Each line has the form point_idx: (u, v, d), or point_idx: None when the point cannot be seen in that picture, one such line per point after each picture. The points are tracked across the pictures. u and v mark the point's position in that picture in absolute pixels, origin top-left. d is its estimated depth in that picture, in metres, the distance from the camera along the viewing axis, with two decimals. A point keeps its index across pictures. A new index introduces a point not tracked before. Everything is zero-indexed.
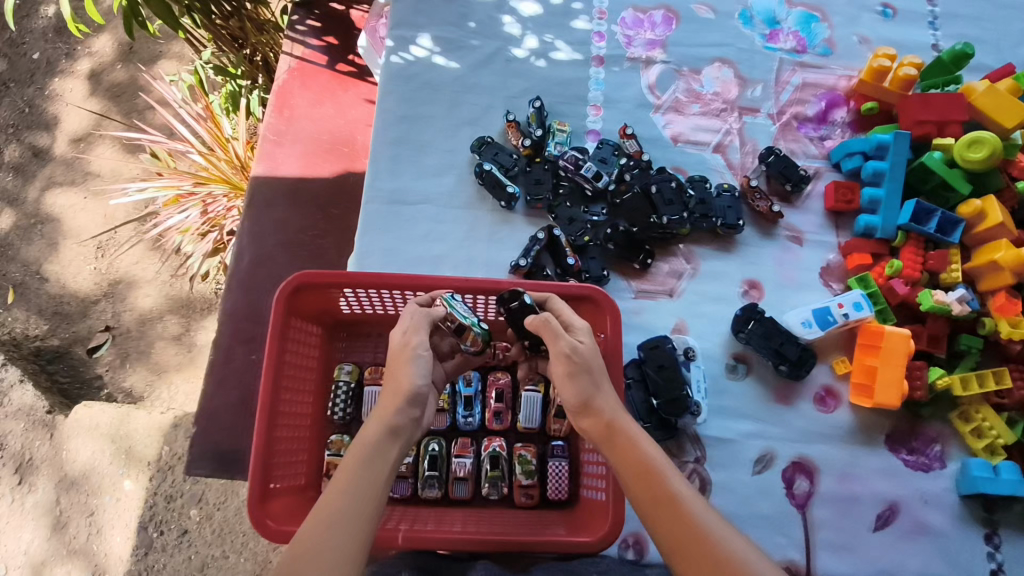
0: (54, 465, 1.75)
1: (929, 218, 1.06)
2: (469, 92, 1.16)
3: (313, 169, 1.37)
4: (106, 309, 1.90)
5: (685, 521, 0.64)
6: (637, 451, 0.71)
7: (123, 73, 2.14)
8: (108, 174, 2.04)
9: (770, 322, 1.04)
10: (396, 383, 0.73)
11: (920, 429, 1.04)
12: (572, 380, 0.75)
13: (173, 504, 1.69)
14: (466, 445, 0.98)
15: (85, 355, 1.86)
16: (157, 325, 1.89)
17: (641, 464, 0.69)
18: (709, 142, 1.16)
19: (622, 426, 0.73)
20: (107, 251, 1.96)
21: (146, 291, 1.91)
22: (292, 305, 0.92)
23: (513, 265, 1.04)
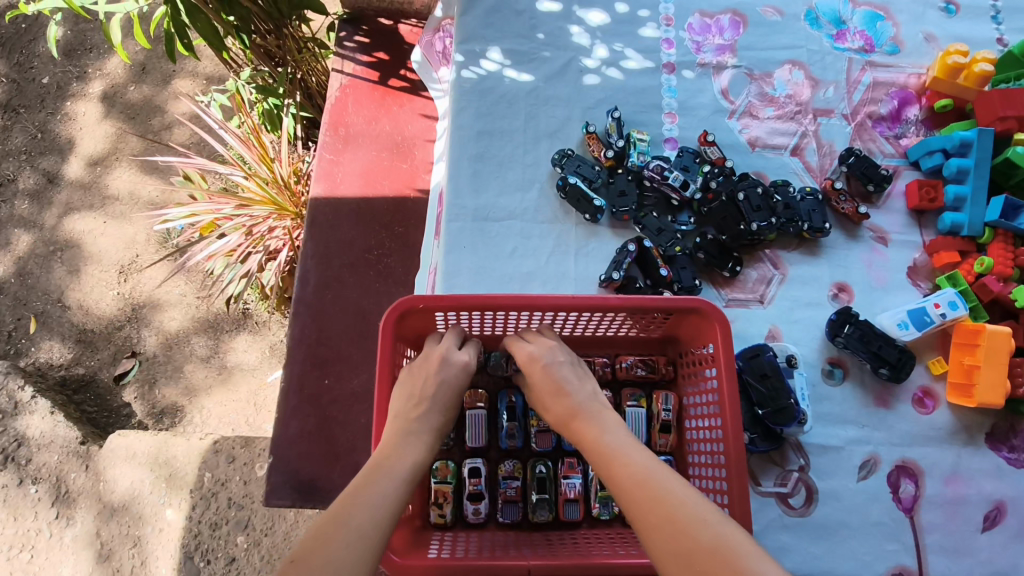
0: (93, 497, 1.70)
1: (1018, 214, 1.05)
2: (545, 104, 1.17)
3: (373, 187, 1.39)
4: (130, 334, 1.88)
5: (640, 484, 0.68)
6: (606, 444, 0.74)
7: (138, 93, 2.10)
8: (127, 197, 2.00)
9: (865, 325, 1.03)
10: (415, 419, 0.80)
11: (1020, 426, 1.03)
12: (550, 397, 0.83)
13: (218, 532, 1.64)
14: (573, 464, 0.94)
15: (110, 383, 1.85)
16: (184, 348, 1.86)
17: (600, 447, 0.74)
18: (786, 145, 1.16)
19: (584, 416, 0.79)
20: (129, 275, 1.92)
21: (172, 313, 1.89)
22: (397, 330, 0.91)
23: (605, 278, 1.03)
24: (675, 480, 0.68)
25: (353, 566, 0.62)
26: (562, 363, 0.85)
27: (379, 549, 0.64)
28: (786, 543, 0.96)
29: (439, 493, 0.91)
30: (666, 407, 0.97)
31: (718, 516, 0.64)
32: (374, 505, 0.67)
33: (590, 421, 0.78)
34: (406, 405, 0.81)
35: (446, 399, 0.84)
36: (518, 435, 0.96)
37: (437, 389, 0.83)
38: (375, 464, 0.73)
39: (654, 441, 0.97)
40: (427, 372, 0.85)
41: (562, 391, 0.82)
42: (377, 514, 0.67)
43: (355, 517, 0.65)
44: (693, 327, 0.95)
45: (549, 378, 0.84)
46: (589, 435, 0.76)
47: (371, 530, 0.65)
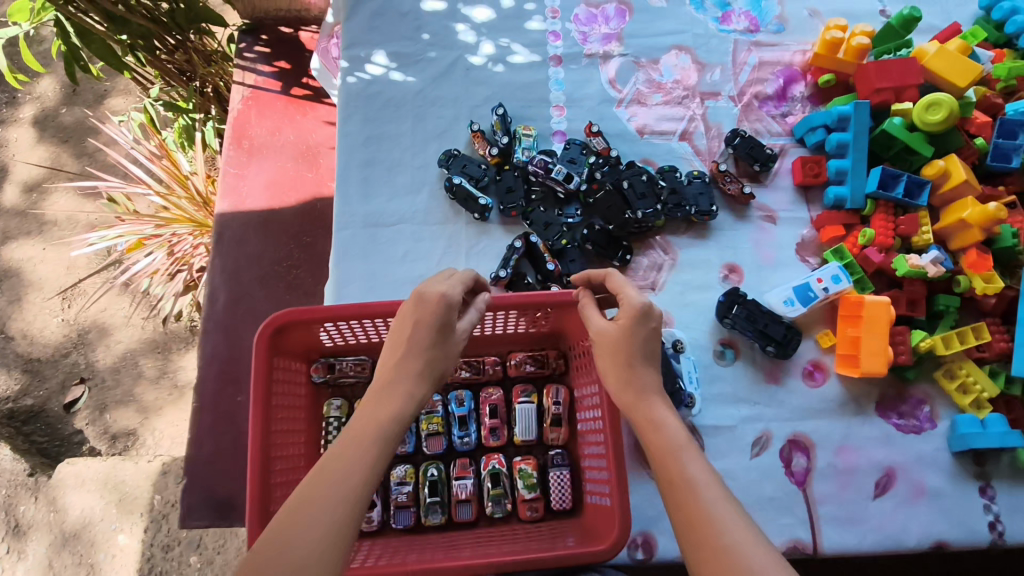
0: (46, 527, 1.69)
1: (896, 183, 1.07)
2: (432, 105, 1.16)
3: (280, 199, 1.37)
4: (77, 361, 1.82)
5: (690, 496, 0.61)
6: (665, 431, 0.68)
7: (69, 115, 2.06)
8: (64, 222, 1.96)
9: (753, 304, 1.04)
10: (401, 367, 0.71)
11: (908, 392, 1.06)
12: (621, 359, 0.75)
13: (171, 553, 1.65)
14: (466, 465, 0.96)
15: (60, 411, 1.79)
16: (133, 370, 1.81)
17: (662, 441, 0.67)
18: (674, 130, 1.16)
19: (652, 406, 0.71)
20: (73, 301, 1.87)
21: (119, 337, 1.83)
22: (277, 345, 0.90)
23: (493, 277, 1.03)
24: (727, 501, 0.60)
25: (318, 538, 0.55)
26: (645, 327, 0.75)
27: (347, 521, 0.57)
28: None
29: None
30: (556, 400, 0.98)
31: (768, 550, 0.56)
32: (352, 477, 0.60)
33: (657, 410, 0.71)
34: (400, 363, 0.72)
35: (429, 338, 0.73)
36: (410, 440, 0.97)
37: (415, 329, 0.73)
38: (356, 427, 0.65)
39: (546, 435, 0.98)
40: (421, 317, 0.74)
41: (637, 360, 0.74)
42: (350, 486, 0.59)
43: (335, 483, 0.59)
44: (575, 321, 0.95)
45: (639, 339, 0.75)
46: (655, 426, 0.69)
47: (340, 506, 0.57)
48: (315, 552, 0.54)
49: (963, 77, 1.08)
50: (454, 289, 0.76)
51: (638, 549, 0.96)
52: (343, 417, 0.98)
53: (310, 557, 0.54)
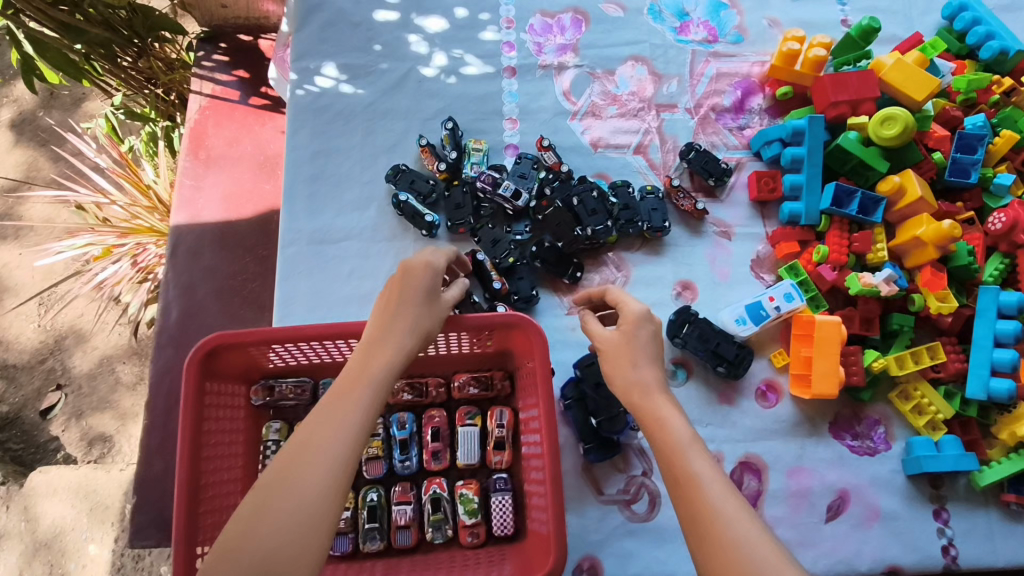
0: (17, 536, 1.66)
1: (850, 200, 1.05)
2: (382, 119, 1.13)
3: (236, 211, 1.34)
4: (53, 368, 1.80)
5: (698, 495, 0.62)
6: (670, 428, 0.68)
7: (47, 119, 2.02)
8: (41, 228, 1.92)
9: (704, 323, 1.02)
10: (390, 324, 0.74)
11: (864, 413, 1.04)
12: (627, 361, 0.76)
13: (142, 563, 1.63)
14: (406, 490, 0.94)
15: (35, 419, 1.76)
16: (108, 377, 1.79)
17: (668, 439, 0.67)
18: (629, 144, 1.14)
19: (659, 403, 0.71)
20: (49, 306, 1.84)
21: (96, 343, 1.81)
22: (210, 368, 0.88)
23: None
24: (732, 496, 0.62)
25: (311, 488, 0.59)
26: (647, 334, 0.78)
27: (337, 472, 0.60)
28: (630, 549, 0.96)
29: None
30: (499, 423, 0.96)
31: (773, 546, 0.58)
32: (348, 424, 0.63)
33: (663, 404, 0.71)
34: (390, 321, 0.74)
35: (417, 300, 0.76)
36: None
37: (405, 293, 0.76)
38: (348, 378, 0.68)
39: (488, 458, 0.96)
40: (409, 281, 0.77)
41: (643, 361, 0.76)
42: (346, 431, 0.63)
43: (328, 435, 0.62)
44: (518, 343, 0.94)
45: (645, 343, 0.77)
46: (660, 421, 0.69)
47: (338, 450, 0.61)
48: (315, 496, 0.58)
49: (920, 91, 1.05)
50: (437, 259, 0.80)
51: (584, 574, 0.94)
52: (282, 440, 0.97)
53: (311, 500, 0.58)
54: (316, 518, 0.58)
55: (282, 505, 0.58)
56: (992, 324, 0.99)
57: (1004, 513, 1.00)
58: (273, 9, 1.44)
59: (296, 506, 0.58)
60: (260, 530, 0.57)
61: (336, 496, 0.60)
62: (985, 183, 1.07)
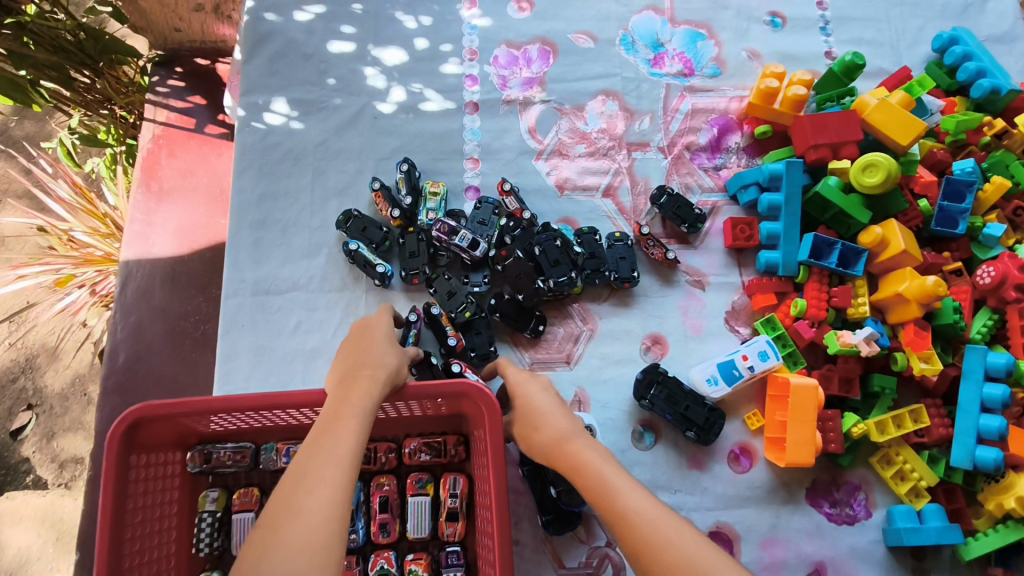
0: None
1: (831, 250, 0.98)
2: (334, 159, 1.07)
3: (188, 247, 1.28)
4: (25, 387, 1.69)
5: (632, 526, 0.63)
6: (592, 471, 0.70)
7: (20, 130, 1.86)
8: (13, 242, 1.79)
9: (673, 383, 0.96)
10: (365, 359, 0.75)
11: (842, 478, 0.98)
12: (532, 428, 0.79)
13: None
14: (352, 565, 0.88)
15: (5, 439, 1.65)
16: (81, 399, 1.69)
17: (593, 481, 0.69)
18: (597, 186, 1.08)
19: (576, 450, 0.73)
20: (20, 324, 1.73)
21: (67, 364, 1.70)
22: (135, 440, 0.82)
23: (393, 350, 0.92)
24: (665, 517, 0.63)
25: (314, 526, 0.56)
26: (539, 392, 0.81)
27: (338, 506, 0.58)
28: None
29: None
30: (452, 492, 0.90)
31: (715, 560, 0.59)
32: (341, 448, 0.63)
33: (581, 449, 0.73)
34: (362, 357, 0.76)
35: (384, 340, 0.79)
36: None
37: (368, 337, 0.79)
38: (332, 411, 0.68)
39: (440, 530, 0.90)
40: (369, 327, 0.81)
41: (542, 417, 0.79)
42: (340, 456, 0.62)
43: (321, 468, 0.60)
44: (470, 410, 0.88)
45: (532, 405, 0.81)
46: (582, 467, 0.71)
47: (337, 473, 0.60)
48: (321, 520, 0.56)
49: (905, 135, 0.99)
50: (388, 312, 0.86)
51: None
52: (218, 511, 0.90)
53: (318, 525, 0.56)
54: (325, 541, 0.55)
55: (289, 532, 0.55)
56: (978, 387, 0.93)
57: None
58: (231, 32, 1.37)
59: (300, 544, 0.54)
60: (268, 561, 0.53)
61: (342, 519, 0.58)
62: (974, 232, 1.01)
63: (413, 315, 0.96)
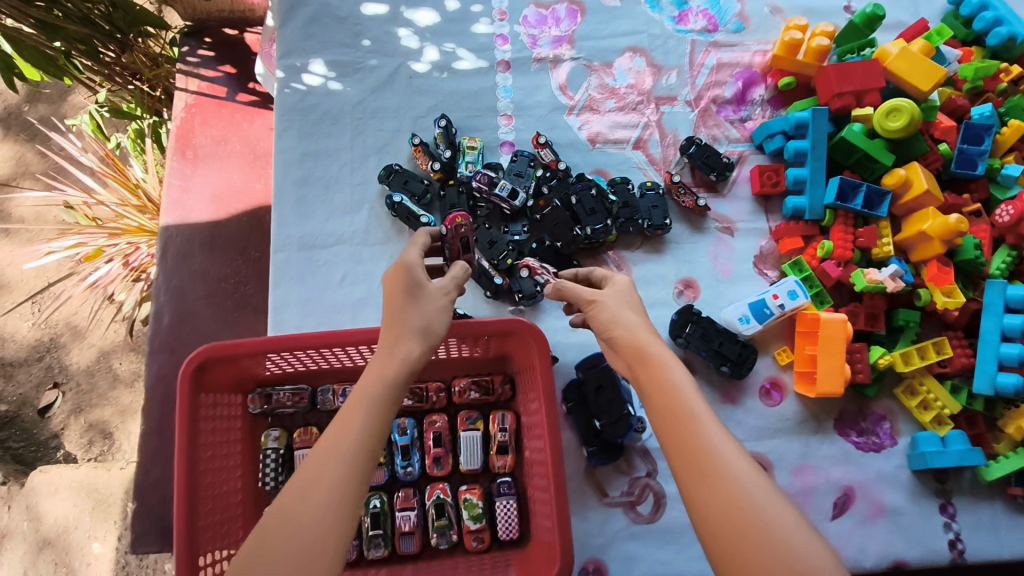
0: (25, 535, 1.63)
1: (856, 193, 1.02)
2: (372, 117, 1.10)
3: (224, 211, 1.31)
4: (51, 364, 1.72)
5: (688, 427, 0.60)
6: (661, 367, 0.66)
7: (33, 113, 1.88)
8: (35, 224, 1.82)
9: (707, 323, 1.00)
10: (392, 336, 0.70)
11: (869, 409, 1.03)
12: (602, 319, 0.75)
13: (146, 561, 1.60)
14: (409, 497, 0.94)
15: (33, 416, 1.69)
16: (106, 373, 1.72)
17: (663, 380, 0.65)
18: (628, 138, 1.12)
19: (654, 347, 0.69)
20: (43, 305, 1.74)
21: (90, 342, 1.73)
22: (202, 381, 0.87)
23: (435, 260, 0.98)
24: (726, 436, 0.59)
25: (311, 532, 0.55)
26: (622, 296, 0.77)
27: (337, 508, 0.56)
28: (635, 551, 0.95)
29: None
30: (502, 427, 0.95)
31: (768, 487, 0.55)
32: (348, 437, 0.60)
33: (660, 350, 0.69)
34: (397, 329, 0.72)
35: (407, 311, 0.72)
36: None
37: (397, 302, 0.73)
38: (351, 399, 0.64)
39: (491, 463, 0.95)
40: (395, 289, 0.74)
41: (619, 312, 0.75)
42: (347, 451, 0.59)
43: (324, 463, 0.58)
44: (518, 347, 0.92)
45: (613, 301, 0.76)
46: (654, 357, 0.68)
47: (338, 471, 0.58)
48: (320, 520, 0.55)
49: (926, 81, 1.03)
50: (414, 255, 0.76)
51: None
52: (281, 448, 0.95)
53: (316, 525, 0.55)
54: (322, 546, 0.54)
55: (284, 535, 0.54)
56: (998, 319, 0.98)
57: (1009, 505, 0.99)
58: (258, 2, 1.39)
59: (297, 546, 0.54)
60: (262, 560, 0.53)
61: (342, 520, 0.56)
62: (992, 174, 1.05)
63: (445, 226, 0.87)
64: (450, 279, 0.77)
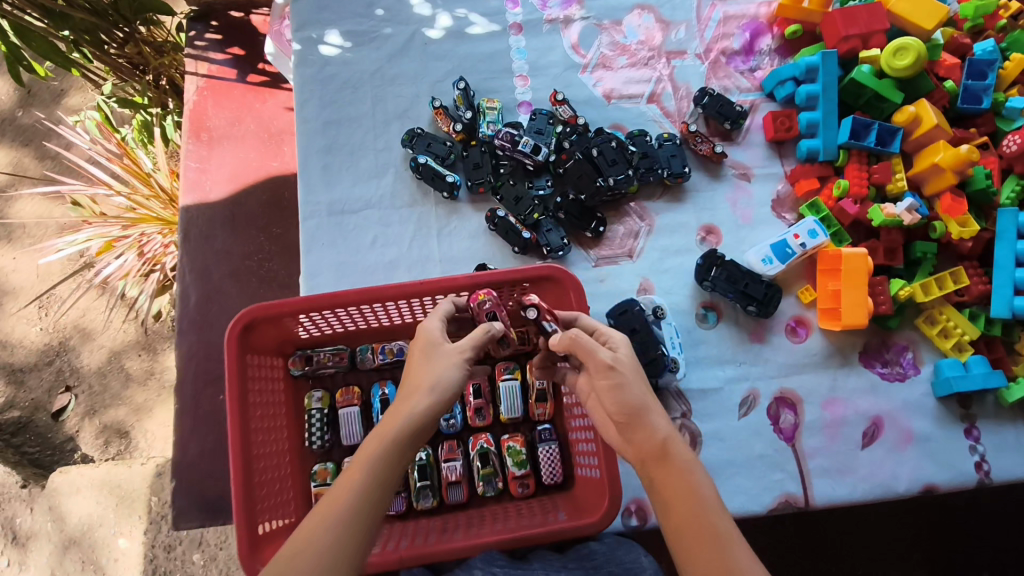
0: (47, 537, 1.59)
1: (868, 132, 1.05)
2: (391, 84, 1.12)
3: (243, 191, 1.32)
4: (61, 368, 1.67)
5: (718, 553, 0.56)
6: (681, 476, 0.61)
7: (27, 118, 1.84)
8: (35, 229, 1.76)
9: (732, 266, 1.03)
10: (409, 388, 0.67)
11: (891, 340, 1.06)
12: (616, 405, 0.65)
13: (173, 553, 1.55)
14: (453, 448, 0.96)
15: (47, 420, 1.65)
16: (119, 371, 1.66)
17: (684, 491, 0.60)
18: (642, 93, 1.14)
19: (677, 447, 0.62)
20: (50, 308, 1.70)
21: (101, 343, 1.67)
22: (248, 342, 0.88)
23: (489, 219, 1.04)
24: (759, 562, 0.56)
25: None
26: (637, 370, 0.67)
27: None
28: None
29: (320, 495, 0.93)
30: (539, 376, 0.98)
31: None
32: (336, 514, 0.57)
33: (683, 450, 0.63)
34: (406, 388, 0.68)
35: (424, 358, 0.69)
36: None
37: (419, 351, 0.71)
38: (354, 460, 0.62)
39: (532, 411, 0.98)
40: (420, 344, 0.72)
41: (640, 393, 0.65)
42: (338, 517, 0.57)
43: (312, 530, 0.56)
44: (552, 295, 0.95)
45: (631, 378, 0.66)
46: (675, 462, 0.61)
47: (323, 537, 0.56)
48: None
49: (930, 20, 1.06)
50: (435, 326, 0.74)
51: (633, 516, 0.96)
52: (325, 408, 0.97)
53: None
54: None
55: None
56: (1012, 245, 1.01)
57: None
58: None
59: None
60: None
61: None
62: (997, 108, 1.08)
63: (469, 302, 0.85)
64: (468, 339, 0.71)
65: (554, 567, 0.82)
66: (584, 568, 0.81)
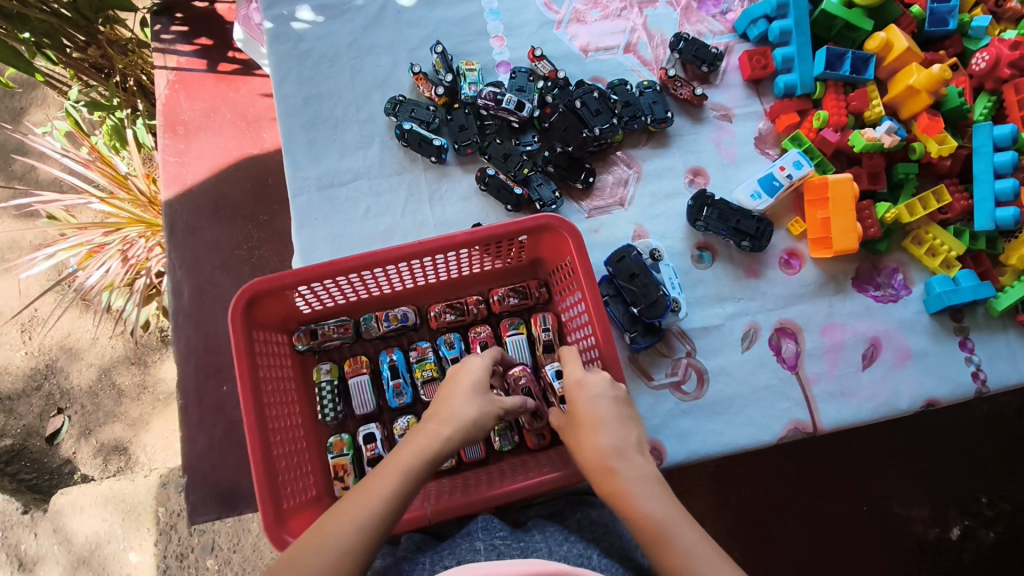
0: (54, 560, 1.56)
1: (842, 61, 1.07)
2: (368, 55, 1.11)
3: (226, 182, 1.31)
4: (51, 392, 1.63)
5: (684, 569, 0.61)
6: (635, 519, 0.65)
7: None
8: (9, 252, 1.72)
9: (722, 204, 1.05)
10: (444, 412, 0.71)
11: (881, 263, 1.09)
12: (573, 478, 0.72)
13: (186, 562, 1.53)
14: None
15: (41, 445, 1.61)
16: (110, 385, 1.63)
17: (647, 526, 0.64)
18: (618, 45, 1.15)
19: (623, 493, 0.67)
20: (33, 331, 1.66)
21: (88, 360, 1.63)
22: (252, 317, 0.87)
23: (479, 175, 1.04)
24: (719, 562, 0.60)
25: None
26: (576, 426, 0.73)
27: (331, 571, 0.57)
28: (688, 427, 0.99)
29: (338, 466, 0.93)
30: (544, 328, 0.98)
31: None
32: (356, 514, 0.61)
33: (630, 491, 0.67)
34: (438, 410, 0.72)
35: (463, 388, 0.73)
36: (406, 391, 0.98)
37: (460, 379, 0.75)
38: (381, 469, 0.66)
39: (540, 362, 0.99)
40: (457, 376, 0.76)
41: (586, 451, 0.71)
42: (360, 519, 0.61)
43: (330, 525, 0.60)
44: (550, 244, 0.95)
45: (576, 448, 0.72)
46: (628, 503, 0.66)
47: (346, 535, 0.60)
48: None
49: None
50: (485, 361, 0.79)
51: None
52: (334, 379, 0.98)
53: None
54: None
55: None
56: (989, 158, 1.03)
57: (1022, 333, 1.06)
58: None
59: None
60: None
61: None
62: (963, 29, 1.11)
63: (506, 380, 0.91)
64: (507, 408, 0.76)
65: (557, 538, 0.78)
66: (585, 541, 0.78)
